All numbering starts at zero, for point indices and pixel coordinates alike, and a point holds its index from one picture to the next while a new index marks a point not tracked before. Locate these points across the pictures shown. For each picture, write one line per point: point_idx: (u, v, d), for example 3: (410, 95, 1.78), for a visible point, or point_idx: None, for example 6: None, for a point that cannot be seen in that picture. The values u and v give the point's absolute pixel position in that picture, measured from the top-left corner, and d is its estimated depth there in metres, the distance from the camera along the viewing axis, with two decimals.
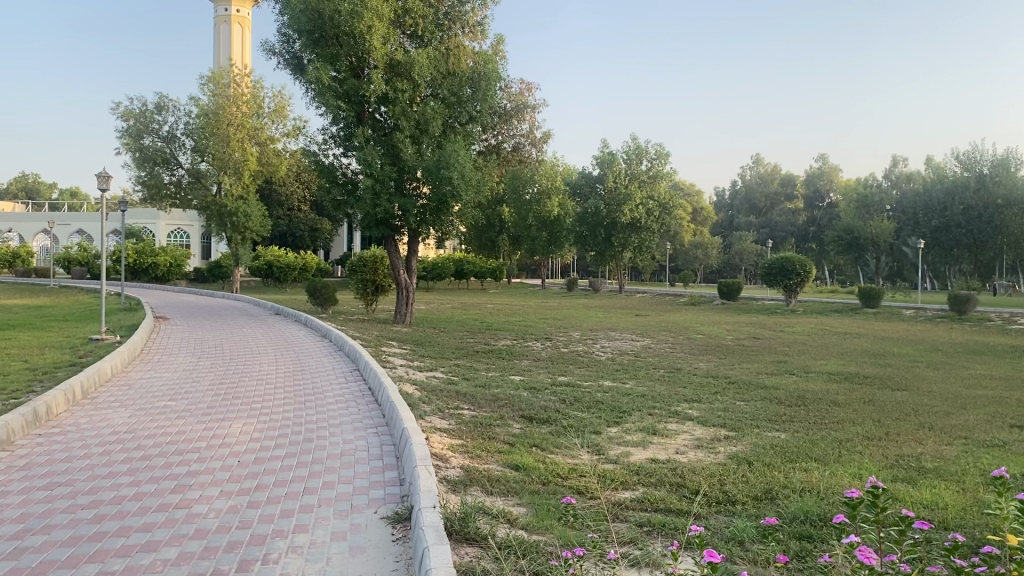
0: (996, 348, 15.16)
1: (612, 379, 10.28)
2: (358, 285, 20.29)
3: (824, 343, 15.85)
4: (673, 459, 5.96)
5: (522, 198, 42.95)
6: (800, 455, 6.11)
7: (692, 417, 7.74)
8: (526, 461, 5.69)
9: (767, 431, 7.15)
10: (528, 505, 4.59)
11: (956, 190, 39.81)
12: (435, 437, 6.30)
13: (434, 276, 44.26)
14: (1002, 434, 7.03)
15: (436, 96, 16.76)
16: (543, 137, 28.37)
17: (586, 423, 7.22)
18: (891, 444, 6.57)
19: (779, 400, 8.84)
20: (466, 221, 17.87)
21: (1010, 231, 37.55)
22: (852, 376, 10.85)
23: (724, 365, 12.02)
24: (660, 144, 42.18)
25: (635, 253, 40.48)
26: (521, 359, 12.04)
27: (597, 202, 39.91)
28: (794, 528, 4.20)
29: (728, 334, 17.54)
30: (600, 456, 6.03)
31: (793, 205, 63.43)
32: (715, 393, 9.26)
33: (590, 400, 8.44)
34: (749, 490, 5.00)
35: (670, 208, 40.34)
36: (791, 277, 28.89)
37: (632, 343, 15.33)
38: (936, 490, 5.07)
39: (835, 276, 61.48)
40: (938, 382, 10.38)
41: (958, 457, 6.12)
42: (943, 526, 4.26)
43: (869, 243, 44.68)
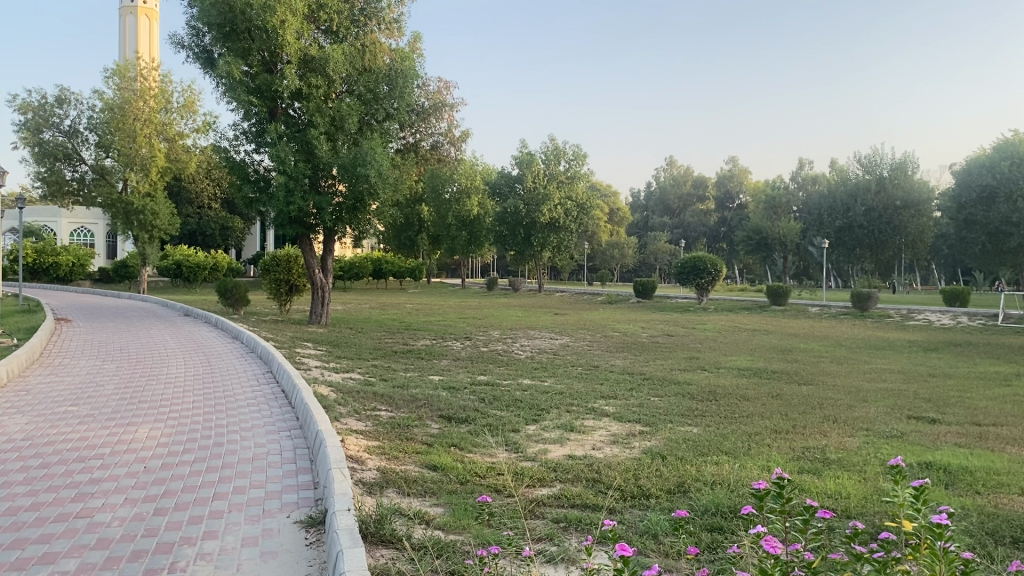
0: (895, 343, 15.86)
1: (530, 377, 10.32)
2: (271, 285, 19.87)
3: (736, 339, 16.28)
4: (590, 456, 6.02)
5: (441, 197, 43.10)
6: (712, 449, 6.26)
7: (609, 413, 7.84)
8: (444, 460, 5.66)
9: (679, 425, 7.31)
10: (446, 505, 4.56)
11: (859, 192, 41.16)
12: (351, 438, 6.22)
13: (351, 276, 43.81)
14: (901, 425, 7.34)
15: (352, 93, 16.54)
16: (462, 136, 28.30)
17: (504, 421, 7.24)
18: (798, 437, 6.79)
19: (693, 395, 9.03)
20: (384, 220, 17.78)
21: (908, 231, 39.61)
22: (760, 371, 11.20)
23: (639, 362, 12.22)
24: (576, 144, 42.61)
25: (554, 253, 40.79)
26: (440, 358, 12.02)
27: (516, 202, 39.91)
28: (706, 520, 4.29)
29: (644, 332, 17.87)
30: (517, 454, 6.05)
31: (704, 206, 65.36)
32: (629, 389, 9.42)
33: (508, 398, 8.47)
34: (663, 484, 5.10)
35: (587, 208, 40.89)
36: (703, 275, 29.57)
37: (551, 342, 15.45)
38: (840, 480, 5.27)
39: (744, 275, 63.16)
40: (841, 376, 10.81)
41: (860, 448, 6.38)
42: (846, 514, 4.43)
43: (775, 243, 46.43)
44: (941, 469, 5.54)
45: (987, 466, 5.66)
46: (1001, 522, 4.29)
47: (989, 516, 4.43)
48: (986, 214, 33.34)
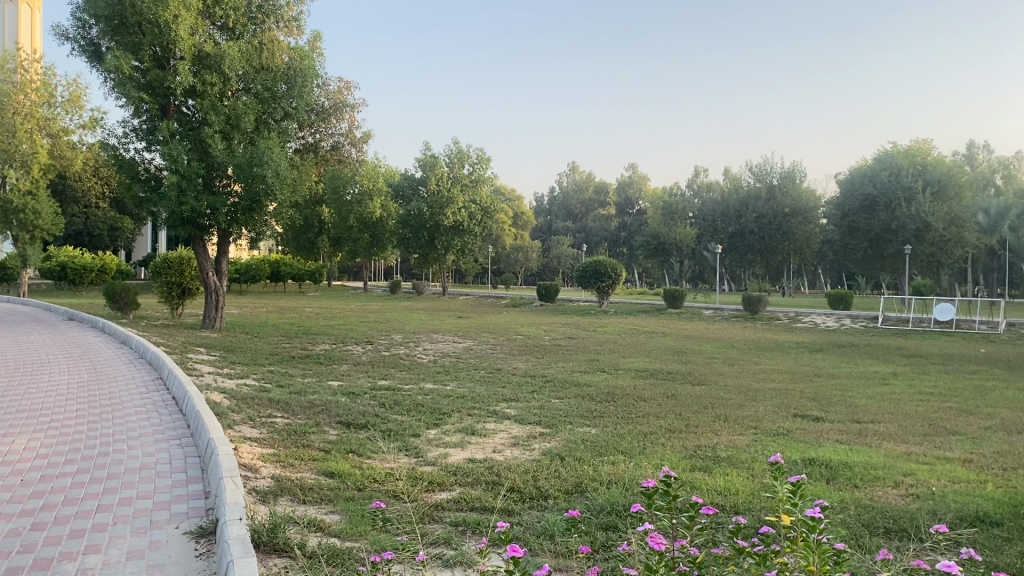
0: (784, 345, 16.56)
1: (432, 381, 10.29)
2: (162, 287, 19.16)
3: (634, 342, 16.70)
4: (490, 459, 6.05)
5: (343, 199, 42.08)
6: (609, 449, 6.38)
7: (509, 416, 7.90)
8: (342, 467, 5.59)
9: (579, 427, 7.44)
10: (342, 512, 4.51)
11: (750, 199, 43.21)
12: (245, 446, 6.06)
13: (247, 278, 42.71)
14: (787, 423, 7.66)
15: (249, 91, 16.15)
16: (364, 138, 27.98)
17: (405, 426, 7.20)
18: (690, 436, 7.01)
19: (592, 397, 9.18)
20: (282, 221, 17.40)
21: (795, 236, 41.34)
22: (656, 373, 11.49)
23: (540, 365, 12.37)
24: (479, 148, 42.78)
25: (458, 256, 40.80)
26: (340, 363, 11.86)
27: (419, 204, 39.55)
28: (600, 519, 4.38)
29: (545, 334, 18.09)
30: (417, 458, 6.03)
31: (606, 211, 66.74)
32: (530, 391, 9.52)
33: (409, 403, 8.41)
34: (561, 485, 5.17)
35: (491, 212, 41.12)
36: (603, 279, 30.11)
37: (454, 345, 15.46)
38: (729, 477, 5.46)
39: (644, 280, 64.66)
40: (731, 377, 11.22)
41: (749, 445, 6.64)
42: (734, 510, 4.59)
43: (672, 247, 47.77)
44: (823, 465, 5.81)
45: (865, 461, 5.98)
46: (876, 515, 4.52)
47: (865, 508, 4.67)
48: (868, 221, 35.12)
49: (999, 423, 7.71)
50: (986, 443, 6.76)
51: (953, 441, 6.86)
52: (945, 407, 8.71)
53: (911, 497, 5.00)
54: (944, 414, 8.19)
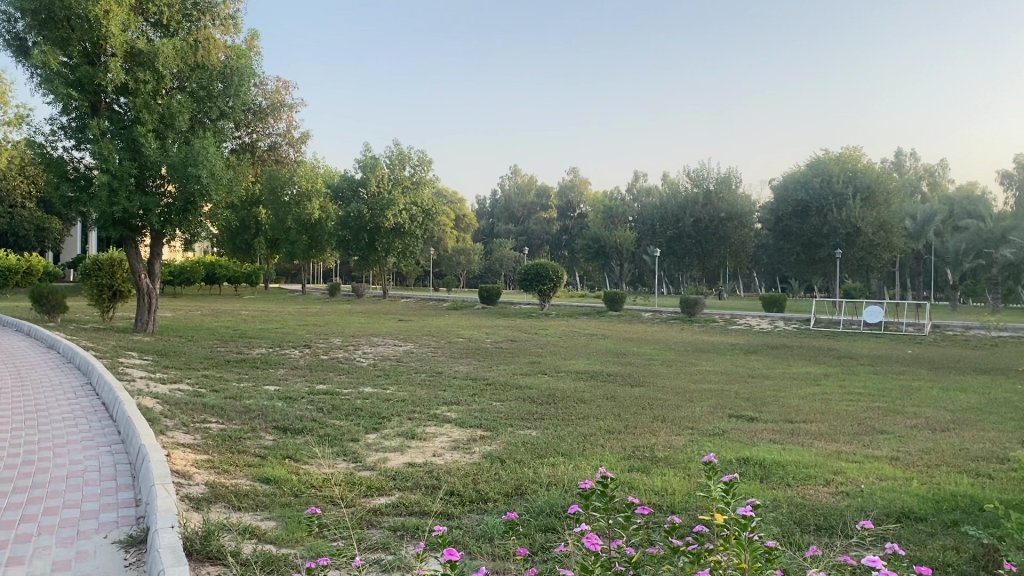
0: (720, 346, 16.88)
1: (372, 385, 10.18)
2: (92, 290, 18.61)
3: (575, 344, 16.84)
4: (430, 463, 6.02)
5: (280, 199, 41.85)
6: (549, 451, 6.43)
7: (450, 419, 7.87)
8: (279, 473, 5.50)
9: (520, 429, 7.47)
10: (278, 518, 4.44)
11: (687, 204, 43.74)
12: (178, 452, 5.93)
13: (182, 281, 41.77)
14: (722, 423, 7.82)
15: (183, 90, 15.84)
16: (302, 137, 27.61)
17: (343, 430, 7.12)
18: (629, 437, 7.10)
19: (532, 399, 9.21)
20: (218, 222, 17.08)
21: (731, 241, 42.31)
22: (596, 375, 11.59)
23: (481, 367, 12.35)
24: (420, 149, 42.59)
25: (399, 258, 40.58)
26: (277, 367, 11.67)
27: (359, 206, 39.12)
28: (539, 521, 4.40)
29: (487, 337, 18.09)
30: (356, 463, 5.98)
31: (547, 214, 67.13)
32: (471, 394, 9.51)
33: (348, 407, 8.32)
34: (501, 487, 5.18)
35: (432, 215, 40.99)
36: (545, 281, 30.24)
37: (394, 348, 15.36)
38: (667, 477, 5.54)
39: (585, 282, 65.22)
40: (669, 378, 11.39)
41: (685, 445, 6.75)
42: (670, 510, 4.66)
43: (612, 250, 48.33)
44: (757, 464, 5.94)
45: (797, 460, 6.13)
46: (807, 512, 4.64)
47: (797, 507, 4.78)
48: (801, 226, 36.10)
49: (924, 421, 7.99)
50: (911, 441, 6.99)
51: (881, 440, 7.07)
52: (873, 406, 8.98)
53: (841, 495, 5.14)
54: (872, 414, 8.45)
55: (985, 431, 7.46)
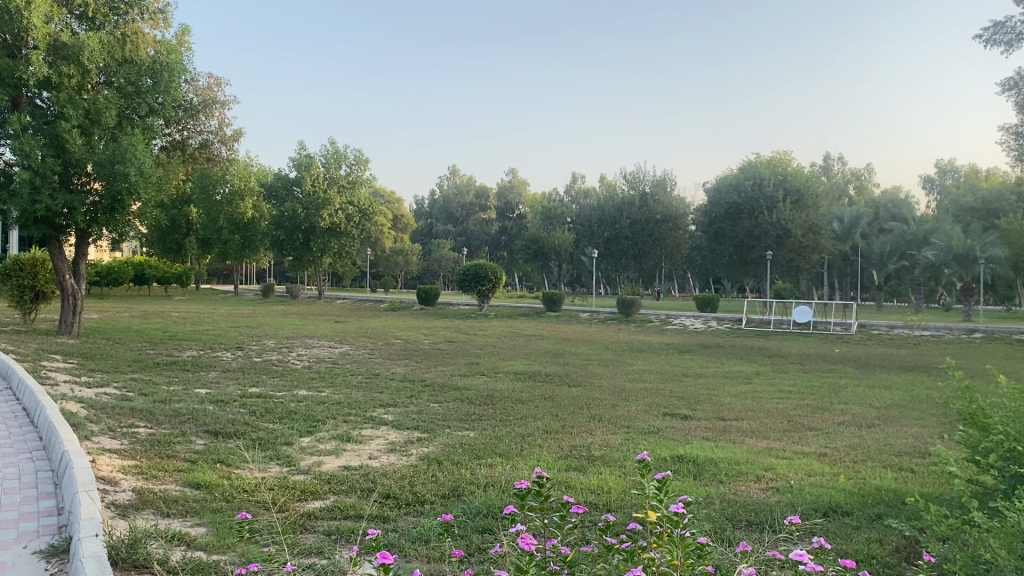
0: (656, 346, 17.11)
1: (306, 388, 10.02)
2: (13, 292, 17.93)
3: (513, 345, 16.86)
4: (366, 466, 5.96)
5: (212, 198, 41.01)
6: (487, 451, 6.43)
7: (386, 421, 7.80)
8: (209, 477, 5.38)
9: (457, 429, 7.46)
10: (209, 524, 4.34)
11: (623, 206, 44.22)
12: (104, 458, 5.74)
13: (109, 282, 40.61)
14: (657, 422, 7.93)
15: (110, 85, 15.40)
16: (235, 134, 27.04)
17: (276, 434, 6.99)
18: (566, 436, 7.13)
19: (470, 400, 9.19)
20: (147, 221, 16.70)
21: (666, 242, 43.05)
22: (535, 375, 11.63)
23: (419, 369, 12.26)
24: (357, 148, 42.12)
25: (335, 258, 40.11)
26: (209, 370, 11.40)
27: (293, 205, 38.52)
28: (475, 522, 4.39)
29: (425, 338, 17.98)
30: (290, 467, 5.88)
31: (486, 215, 67.08)
32: (409, 395, 9.45)
33: (282, 410, 8.17)
34: (438, 489, 5.16)
35: (370, 214, 40.59)
36: (484, 282, 30.21)
37: (330, 350, 15.18)
38: (603, 475, 5.59)
39: (524, 283, 65.49)
40: (606, 377, 11.49)
41: (621, 444, 6.82)
42: (606, 508, 4.70)
43: (551, 251, 48.65)
44: (690, 461, 6.04)
45: (730, 457, 6.25)
46: (740, 508, 4.73)
47: (728, 502, 4.88)
48: (733, 228, 37.09)
49: (850, 418, 8.22)
50: (839, 438, 7.19)
51: (810, 436, 7.26)
52: (803, 404, 9.21)
53: (772, 491, 5.24)
54: (802, 411, 8.66)
55: (908, 427, 7.72)
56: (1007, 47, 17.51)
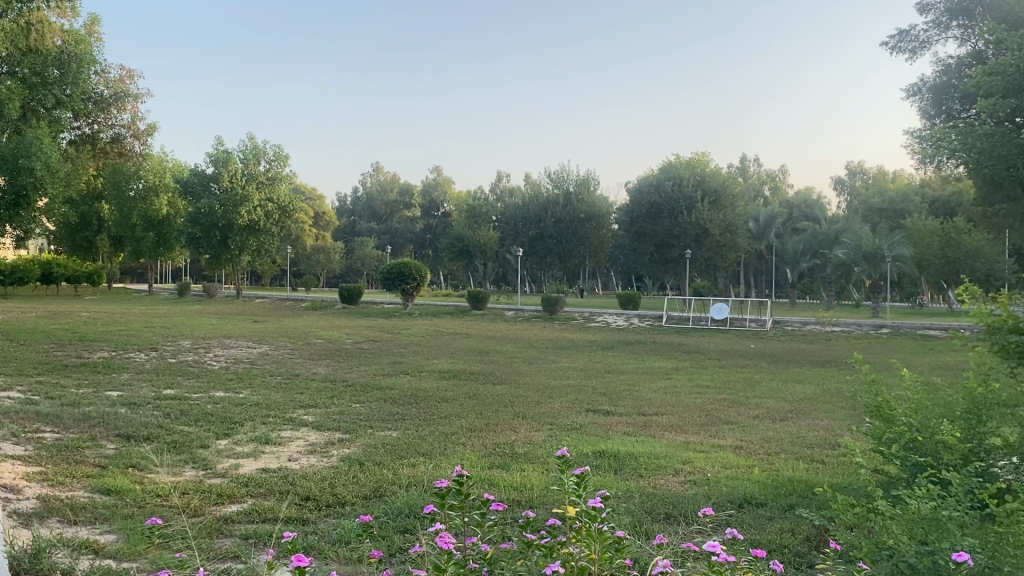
0: (578, 343, 17.29)
1: (223, 389, 9.79)
2: None
3: (437, 343, 16.80)
4: (285, 468, 5.85)
5: (125, 194, 39.62)
6: (409, 451, 6.38)
7: (307, 422, 7.68)
8: (120, 483, 5.20)
9: (379, 430, 7.40)
10: (119, 531, 4.19)
11: (548, 205, 44.57)
12: (5, 465, 5.50)
13: (14, 281, 38.93)
14: (580, 418, 8.01)
15: (13, 75, 14.68)
16: (149, 127, 26.22)
17: (192, 437, 6.80)
18: (489, 434, 7.14)
19: (394, 400, 9.14)
20: (53, 217, 16.20)
21: (590, 241, 43.55)
22: (458, 373, 11.60)
23: (340, 369, 12.08)
24: (277, 144, 41.29)
25: (253, 257, 39.27)
26: (121, 372, 11.03)
27: (210, 201, 37.53)
28: (395, 523, 4.35)
29: (347, 338, 17.76)
30: (206, 471, 5.73)
31: (410, 213, 66.40)
32: (330, 396, 9.32)
33: (198, 412, 7.95)
34: (359, 490, 5.10)
35: (290, 212, 39.90)
36: (408, 281, 29.95)
37: (250, 350, 14.86)
38: (525, 472, 5.61)
39: (449, 281, 65.42)
40: (530, 375, 11.57)
41: (544, 441, 6.85)
42: (527, 504, 4.73)
43: (476, 250, 48.83)
44: (611, 456, 6.11)
45: (650, 451, 6.35)
46: (659, 502, 4.81)
47: (648, 496, 4.96)
48: (654, 228, 37.58)
49: (764, 411, 8.48)
50: (753, 431, 7.39)
51: (726, 430, 7.44)
52: (720, 398, 9.45)
53: (690, 483, 5.35)
54: (719, 405, 8.89)
55: (818, 419, 7.99)
56: (911, 54, 18.28)
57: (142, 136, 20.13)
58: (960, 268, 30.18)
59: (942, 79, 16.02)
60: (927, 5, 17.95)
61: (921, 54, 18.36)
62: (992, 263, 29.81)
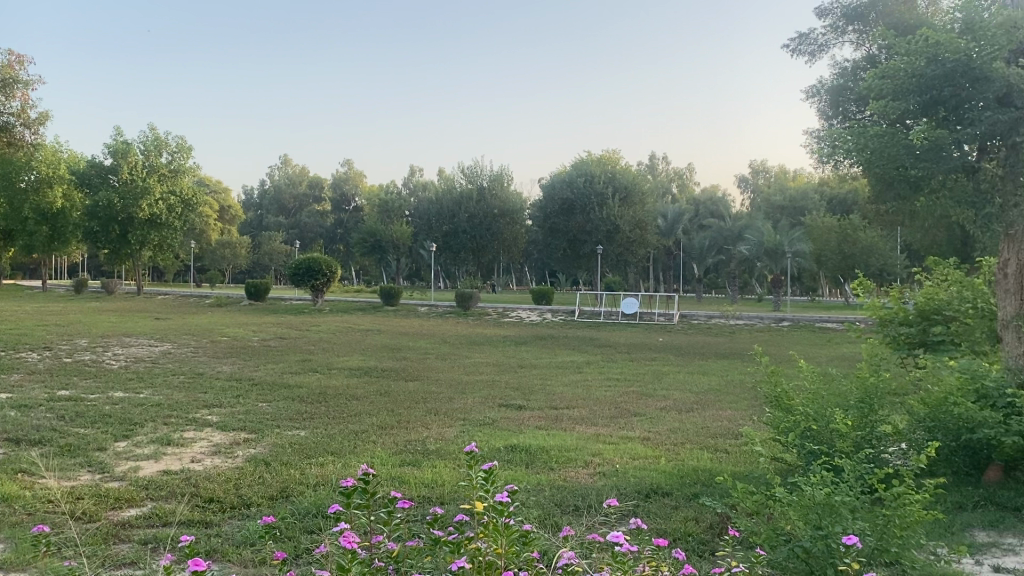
0: (491, 339, 17.30)
1: (122, 390, 9.41)
2: None
3: (347, 340, 16.57)
4: (188, 470, 5.66)
5: (15, 185, 37.59)
6: (318, 451, 6.26)
7: (212, 423, 7.46)
8: (8, 489, 4.94)
9: (287, 429, 7.25)
10: (7, 541, 3.98)
11: (461, 200, 44.49)
12: None
13: None
14: (493, 413, 8.03)
15: None
16: (41, 116, 24.90)
17: (88, 439, 6.52)
18: (400, 432, 7.07)
19: (302, 398, 8.97)
20: None
21: (504, 236, 43.80)
22: (369, 370, 11.46)
23: (247, 368, 11.77)
24: (180, 135, 39.90)
25: (155, 251, 38.30)
26: (10, 374, 10.45)
27: (109, 193, 36.03)
28: (300, 524, 4.26)
29: (254, 335, 17.33)
30: (103, 474, 5.50)
31: (320, 207, 65.24)
32: (237, 395, 9.08)
33: (95, 414, 7.62)
34: (265, 491, 4.98)
35: (193, 205, 38.64)
36: (317, 276, 29.44)
37: (151, 349, 14.34)
38: (437, 469, 5.59)
39: (360, 276, 64.76)
40: (443, 371, 11.53)
41: (457, 437, 6.84)
42: (439, 501, 4.71)
43: (389, 245, 48.45)
44: (523, 450, 6.14)
45: (560, 444, 6.41)
46: (570, 494, 4.85)
47: (558, 489, 5.02)
48: (567, 223, 37.98)
49: (671, 403, 8.67)
50: (660, 422, 7.55)
51: (634, 422, 7.58)
52: (629, 391, 9.62)
53: (599, 475, 5.44)
54: (628, 398, 9.06)
55: (723, 410, 8.22)
56: (810, 57, 18.96)
57: (34, 124, 19.17)
58: (856, 263, 31.76)
59: (840, 81, 16.72)
60: (825, 10, 18.63)
61: (819, 57, 19.06)
62: (885, 259, 31.49)
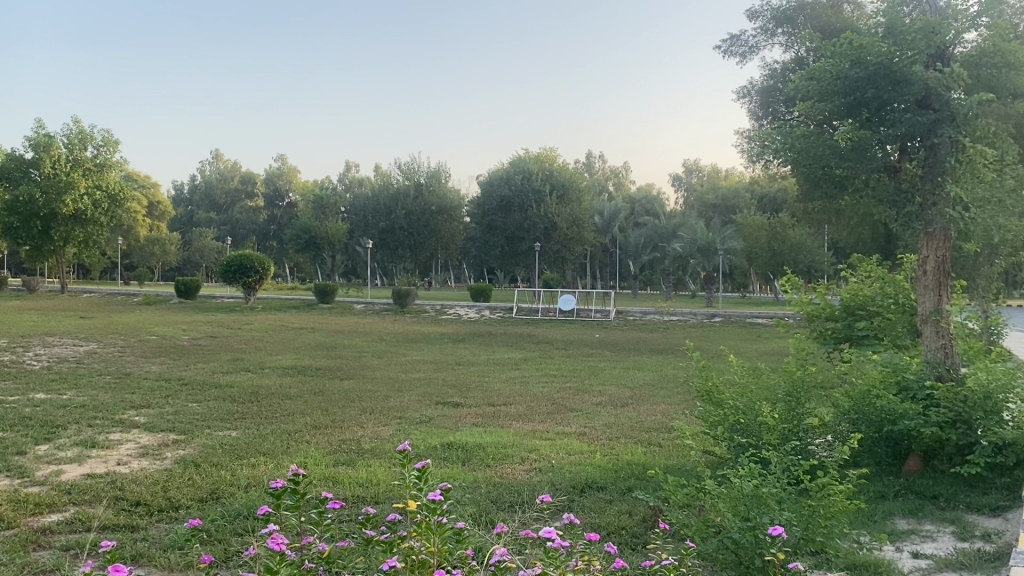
0: (428, 336, 17.24)
1: (43, 391, 9.09)
2: None
3: (282, 338, 16.31)
4: (113, 472, 5.50)
5: None
6: (249, 451, 6.15)
7: (139, 424, 7.27)
8: None
9: (218, 429, 7.10)
10: None
11: (398, 196, 44.08)
12: None
13: None
14: (429, 411, 8.00)
15: None
16: None
17: (6, 443, 6.28)
18: (335, 431, 6.99)
19: (234, 398, 8.79)
20: None
21: (441, 233, 43.82)
22: (305, 369, 11.31)
23: (177, 367, 11.51)
24: (106, 128, 38.70)
25: (80, 248, 37.21)
26: None
27: (30, 188, 34.78)
28: (230, 526, 4.17)
29: (184, 334, 16.93)
30: (23, 479, 5.31)
31: (253, 204, 64.11)
32: (166, 395, 8.85)
33: (13, 417, 7.34)
34: (194, 493, 4.87)
35: (121, 200, 37.54)
36: (249, 274, 28.89)
37: (76, 349, 13.88)
38: (371, 468, 5.55)
39: (294, 274, 63.82)
40: (379, 369, 11.44)
41: (392, 435, 6.79)
42: (373, 500, 4.67)
43: (323, 242, 47.61)
44: (459, 448, 6.13)
45: (496, 441, 6.42)
46: (505, 490, 4.87)
47: (492, 485, 5.02)
48: (505, 220, 38.07)
49: (607, 398, 8.76)
50: (596, 418, 7.62)
51: (570, 418, 7.63)
52: (566, 387, 9.69)
53: (535, 471, 5.47)
54: (565, 394, 9.12)
55: (657, 404, 8.34)
56: (741, 59, 19.35)
57: None
58: (785, 261, 32.52)
59: (769, 82, 17.12)
60: (756, 12, 19.02)
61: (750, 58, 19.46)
62: (813, 256, 32.33)
